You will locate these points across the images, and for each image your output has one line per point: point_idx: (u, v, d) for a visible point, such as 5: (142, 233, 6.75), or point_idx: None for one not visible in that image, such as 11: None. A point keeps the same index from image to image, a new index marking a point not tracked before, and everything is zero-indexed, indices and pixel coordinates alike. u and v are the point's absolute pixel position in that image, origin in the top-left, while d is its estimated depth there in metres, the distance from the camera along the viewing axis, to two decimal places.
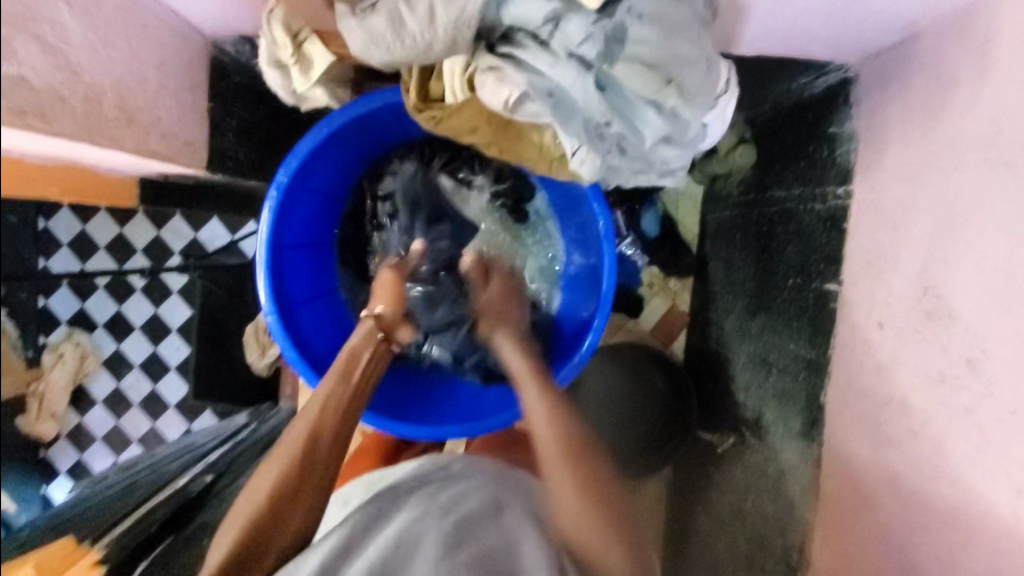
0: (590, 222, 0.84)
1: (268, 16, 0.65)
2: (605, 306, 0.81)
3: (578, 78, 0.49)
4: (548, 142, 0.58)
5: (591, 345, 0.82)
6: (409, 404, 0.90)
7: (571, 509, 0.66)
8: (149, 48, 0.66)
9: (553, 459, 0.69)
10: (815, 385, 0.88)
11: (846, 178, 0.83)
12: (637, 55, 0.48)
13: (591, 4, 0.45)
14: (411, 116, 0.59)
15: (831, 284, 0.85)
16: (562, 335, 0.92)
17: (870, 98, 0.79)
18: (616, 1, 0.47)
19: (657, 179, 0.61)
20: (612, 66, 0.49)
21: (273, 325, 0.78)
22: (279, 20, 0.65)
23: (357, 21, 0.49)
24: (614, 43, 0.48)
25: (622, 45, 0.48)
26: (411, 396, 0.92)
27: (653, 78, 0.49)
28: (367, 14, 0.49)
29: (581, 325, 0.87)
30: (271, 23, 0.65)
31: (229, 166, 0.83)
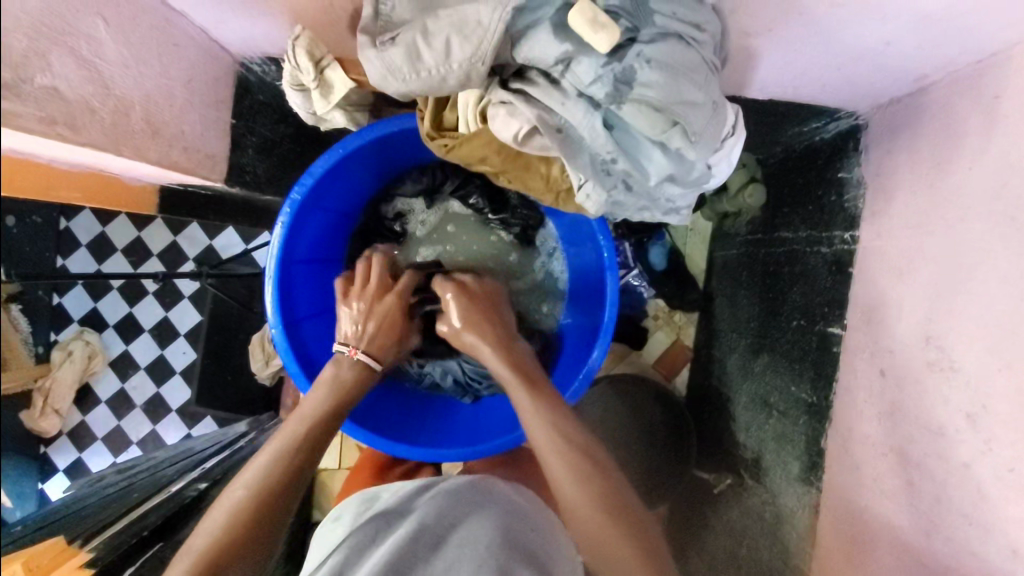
0: (596, 255, 0.84)
1: (293, 43, 0.66)
2: (605, 340, 0.81)
3: (586, 117, 0.51)
4: (555, 174, 0.58)
5: (588, 375, 0.82)
6: (405, 423, 0.90)
7: (591, 525, 0.65)
8: (179, 65, 0.68)
9: (574, 489, 0.66)
10: (815, 430, 0.87)
11: (853, 224, 0.83)
12: (645, 97, 0.49)
13: (602, 47, 0.47)
14: (425, 143, 0.62)
15: (835, 327, 0.85)
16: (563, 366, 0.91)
17: (879, 147, 0.80)
18: (626, 46, 0.49)
19: (662, 217, 0.62)
20: (620, 107, 0.50)
21: (277, 337, 0.79)
22: (302, 47, 0.66)
23: (376, 52, 0.52)
24: (623, 85, 0.49)
25: (631, 87, 0.49)
26: (407, 416, 0.92)
27: (659, 119, 0.49)
28: (386, 46, 0.51)
29: (580, 358, 0.86)
30: (296, 51, 0.66)
31: (246, 180, 0.86)
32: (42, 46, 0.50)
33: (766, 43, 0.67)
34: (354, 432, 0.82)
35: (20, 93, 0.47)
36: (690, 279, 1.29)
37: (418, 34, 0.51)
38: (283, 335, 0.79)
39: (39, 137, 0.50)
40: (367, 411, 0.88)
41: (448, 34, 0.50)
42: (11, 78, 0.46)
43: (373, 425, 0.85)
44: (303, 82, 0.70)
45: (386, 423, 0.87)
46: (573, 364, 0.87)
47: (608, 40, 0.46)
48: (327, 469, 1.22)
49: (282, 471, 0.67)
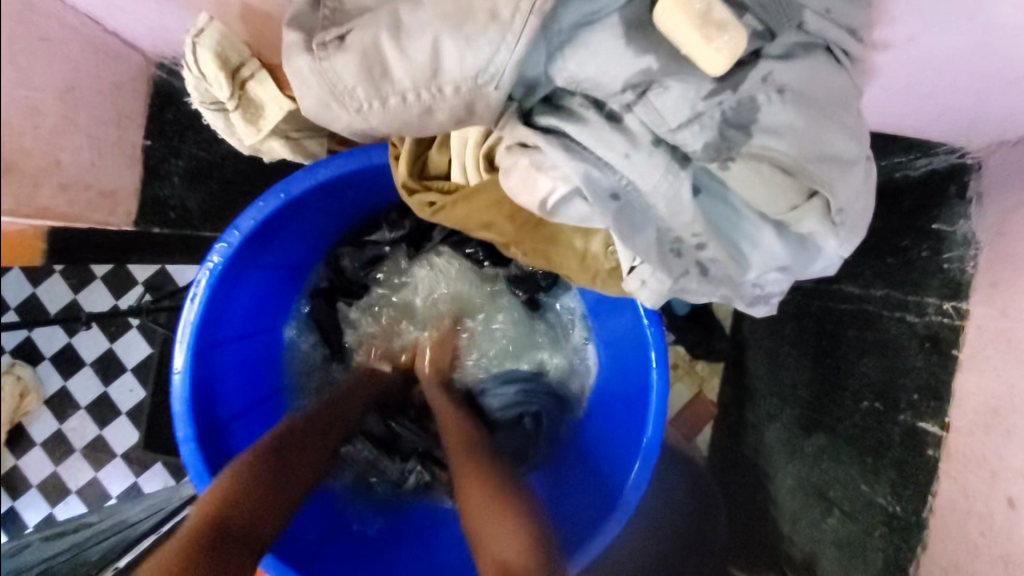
0: (639, 355, 0.66)
1: (195, 40, 0.49)
2: (642, 477, 0.65)
3: (667, 177, 0.36)
4: (596, 249, 0.44)
5: (637, 488, 0.64)
6: (371, 551, 0.73)
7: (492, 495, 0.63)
8: (49, 69, 0.48)
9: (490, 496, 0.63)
10: (898, 550, 0.69)
11: (955, 291, 0.65)
12: (768, 149, 0.36)
13: (718, 70, 0.34)
14: (401, 194, 0.47)
15: (929, 423, 0.66)
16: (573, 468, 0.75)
17: (997, 196, 0.61)
18: (749, 62, 0.36)
19: (743, 308, 0.43)
20: (727, 164, 0.36)
21: (187, 457, 0.62)
22: (208, 48, 0.49)
23: (311, 61, 0.37)
24: (734, 130, 0.36)
25: (748, 133, 0.36)
26: (372, 538, 0.75)
27: (788, 185, 0.36)
28: (330, 52, 0.37)
29: (603, 487, 0.69)
30: (200, 54, 0.49)
31: (168, 219, 0.65)
32: None
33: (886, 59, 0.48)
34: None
35: None
36: (717, 326, 1.11)
37: (384, 32, 0.36)
38: (197, 451, 0.62)
39: None
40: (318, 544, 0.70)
41: (437, 34, 0.35)
42: None
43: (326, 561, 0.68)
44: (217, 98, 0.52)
45: (347, 561, 0.70)
46: (599, 486, 0.70)
47: (729, 57, 0.34)
48: None
49: (284, 448, 0.67)
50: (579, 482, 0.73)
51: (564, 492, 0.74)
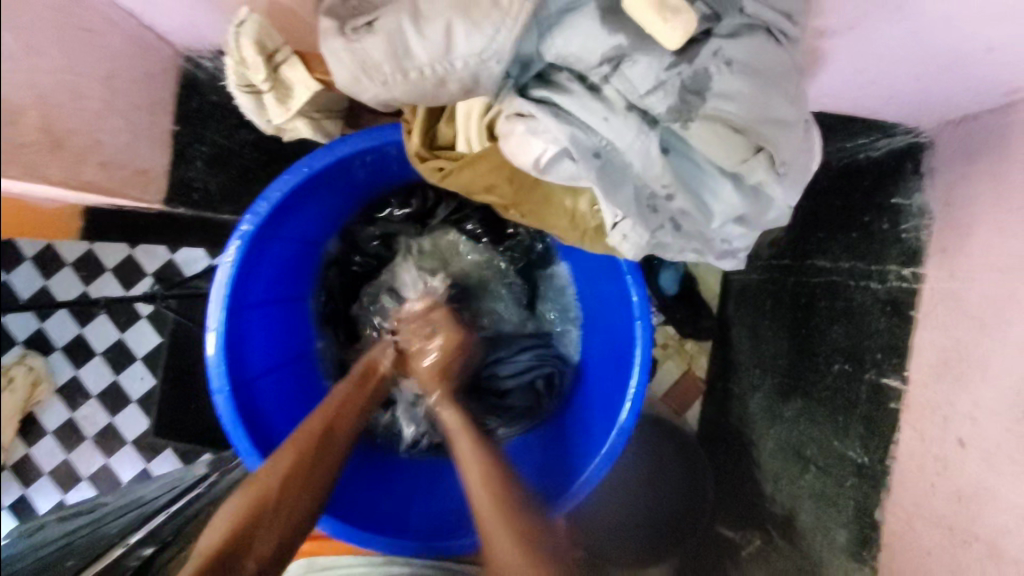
0: (622, 312, 0.71)
1: (237, 29, 0.53)
2: (625, 430, 0.69)
3: (639, 137, 0.42)
4: (583, 209, 0.50)
5: (622, 432, 0.69)
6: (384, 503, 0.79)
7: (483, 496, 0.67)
8: (91, 58, 0.54)
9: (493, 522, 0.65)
10: (867, 497, 0.75)
11: (913, 259, 0.71)
12: (722, 112, 0.41)
13: (673, 42, 0.39)
14: (413, 164, 0.52)
15: (891, 379, 0.73)
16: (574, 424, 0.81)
17: (948, 170, 0.68)
18: (702, 40, 0.41)
19: (714, 262, 0.50)
20: (687, 125, 0.42)
21: (221, 405, 0.66)
22: (249, 36, 0.54)
23: (345, 44, 0.43)
24: (693, 96, 0.41)
25: (703, 98, 0.41)
26: (385, 491, 0.80)
27: (739, 143, 0.42)
28: (362, 36, 0.43)
29: (592, 437, 0.75)
30: (241, 42, 0.54)
31: (194, 198, 0.70)
32: None
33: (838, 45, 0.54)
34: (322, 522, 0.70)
35: None
36: (703, 305, 1.17)
37: (406, 18, 0.42)
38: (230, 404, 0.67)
39: None
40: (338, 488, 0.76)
41: (449, 18, 0.41)
42: None
43: (346, 508, 0.74)
44: (252, 81, 0.57)
45: (363, 508, 0.76)
46: (591, 435, 0.75)
47: (682, 33, 0.39)
48: None
49: (296, 469, 0.67)
50: (576, 436, 0.78)
51: (562, 441, 0.80)
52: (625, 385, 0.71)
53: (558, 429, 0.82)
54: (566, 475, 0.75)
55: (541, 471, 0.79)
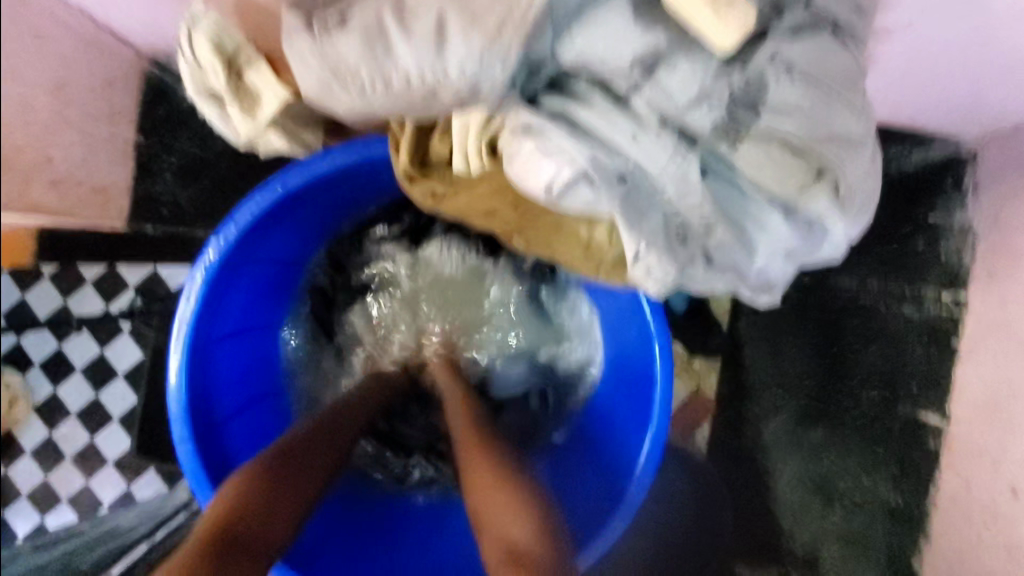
0: (643, 348, 0.65)
1: (191, 31, 0.48)
2: (644, 479, 0.64)
3: (674, 159, 0.37)
4: (600, 239, 0.43)
5: (642, 484, 0.64)
6: (370, 554, 0.71)
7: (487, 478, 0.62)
8: (36, 61, 0.47)
9: (490, 480, 0.61)
10: (906, 540, 0.69)
11: (955, 283, 0.65)
12: (778, 130, 0.36)
13: (729, 46, 0.34)
14: (400, 184, 0.46)
15: (932, 415, 0.67)
16: (578, 466, 0.73)
17: (993, 185, 0.62)
18: (757, 43, 0.36)
19: (746, 297, 0.43)
20: (734, 145, 0.37)
21: (184, 457, 0.60)
22: (206, 34, 0.48)
23: (312, 44, 0.36)
24: (741, 111, 0.36)
25: (757, 113, 0.36)
26: (373, 543, 0.72)
27: (799, 166, 0.36)
28: (332, 33, 0.36)
29: (604, 483, 0.68)
30: (196, 43, 0.48)
31: (161, 216, 0.64)
32: None
33: None
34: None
35: None
36: (715, 323, 1.11)
37: (389, 9, 0.36)
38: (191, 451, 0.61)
39: None
40: (317, 543, 0.68)
41: (441, 8, 0.35)
42: None
43: (326, 570, 0.66)
44: (213, 87, 0.51)
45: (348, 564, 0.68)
46: (602, 481, 0.69)
47: (737, 36, 0.34)
48: None
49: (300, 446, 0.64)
50: (578, 486, 0.71)
51: (564, 483, 0.73)
52: (645, 428, 0.65)
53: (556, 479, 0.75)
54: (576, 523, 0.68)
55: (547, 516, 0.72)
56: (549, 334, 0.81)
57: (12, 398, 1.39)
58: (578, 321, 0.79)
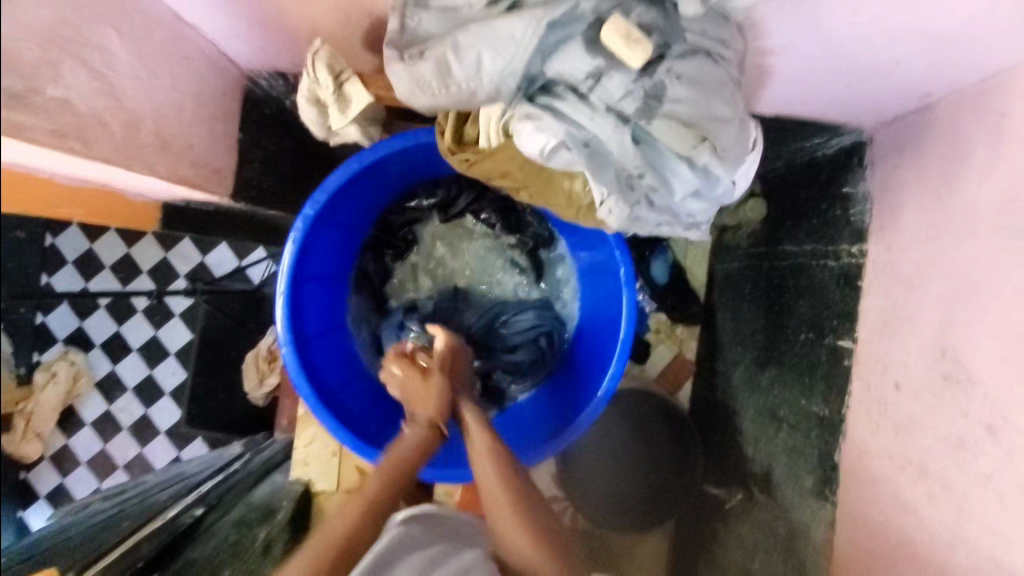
0: (614, 285, 0.83)
1: (314, 57, 0.67)
2: (604, 397, 0.82)
3: (615, 131, 0.55)
4: (578, 189, 0.62)
5: (604, 397, 0.82)
6: None
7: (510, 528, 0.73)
8: (188, 78, 0.67)
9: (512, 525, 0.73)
10: (829, 443, 0.87)
11: (861, 237, 0.84)
12: (675, 113, 0.55)
13: (637, 63, 0.52)
14: (445, 157, 0.66)
15: (845, 340, 0.85)
16: (569, 383, 0.93)
17: (883, 161, 0.81)
18: (657, 62, 0.54)
19: (683, 232, 0.65)
20: (650, 121, 0.55)
21: (287, 356, 0.79)
22: (323, 61, 0.67)
23: (405, 66, 0.56)
24: (653, 100, 0.55)
25: (660, 102, 0.55)
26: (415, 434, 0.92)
27: (689, 134, 0.55)
28: (415, 61, 0.56)
29: (582, 393, 0.88)
30: (317, 65, 0.67)
31: (251, 196, 0.83)
32: (55, 56, 0.48)
33: (781, 60, 0.69)
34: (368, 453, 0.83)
35: (31, 105, 0.46)
36: (691, 292, 1.29)
37: (448, 49, 0.54)
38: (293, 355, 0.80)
39: (48, 149, 0.49)
40: (378, 433, 0.89)
41: (479, 49, 0.54)
42: (20, 89, 0.45)
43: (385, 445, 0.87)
44: (321, 96, 0.71)
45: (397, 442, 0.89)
46: (581, 394, 0.88)
47: (642, 56, 0.52)
48: (325, 492, 1.31)
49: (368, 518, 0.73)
50: (560, 408, 0.91)
51: (560, 395, 0.94)
52: (614, 346, 0.83)
53: (555, 389, 0.96)
54: (562, 424, 0.88)
55: (546, 420, 0.93)
56: (549, 278, 1.01)
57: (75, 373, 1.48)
58: (569, 269, 0.99)
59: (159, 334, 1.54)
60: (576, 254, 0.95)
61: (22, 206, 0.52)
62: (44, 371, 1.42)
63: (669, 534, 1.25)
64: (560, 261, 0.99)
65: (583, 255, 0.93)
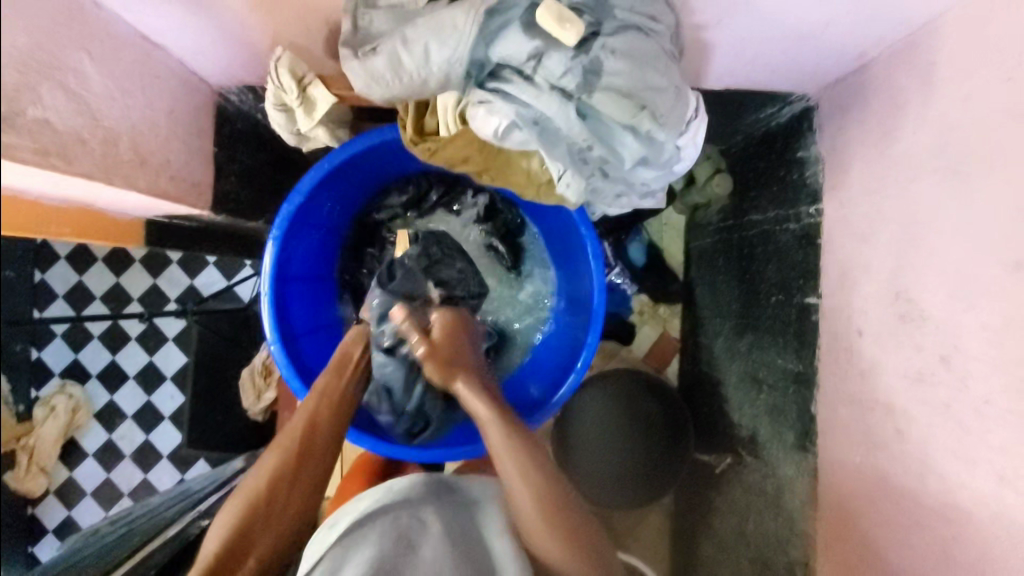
0: (584, 259, 0.88)
1: (277, 64, 0.70)
2: (585, 366, 0.87)
3: (561, 107, 0.59)
4: (535, 168, 0.67)
5: (584, 367, 0.87)
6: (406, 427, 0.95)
7: (533, 515, 0.72)
8: (161, 96, 0.71)
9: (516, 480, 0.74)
10: (805, 398, 0.91)
11: (817, 198, 0.88)
12: (613, 85, 0.58)
13: (570, 41, 0.55)
14: (409, 148, 0.69)
15: (812, 298, 0.89)
16: (551, 357, 0.98)
17: (830, 124, 0.86)
18: (592, 39, 0.58)
19: (638, 199, 0.71)
20: (591, 95, 0.59)
21: (277, 354, 0.82)
22: (285, 67, 0.71)
23: (360, 63, 0.59)
24: (592, 75, 0.59)
25: (599, 76, 0.59)
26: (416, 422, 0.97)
27: (628, 104, 0.59)
28: (369, 57, 0.59)
29: (563, 364, 0.93)
30: (280, 71, 0.71)
31: (231, 208, 0.86)
32: (33, 79, 0.51)
33: (720, 34, 0.73)
34: (360, 441, 0.87)
35: (13, 126, 0.49)
36: (669, 271, 1.33)
37: (398, 45, 0.58)
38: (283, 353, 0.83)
39: (32, 166, 0.52)
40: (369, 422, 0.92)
41: (426, 42, 0.57)
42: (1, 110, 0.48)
43: (376, 431, 0.91)
44: (286, 100, 0.74)
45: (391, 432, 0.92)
46: (563, 365, 0.93)
47: (575, 35, 0.55)
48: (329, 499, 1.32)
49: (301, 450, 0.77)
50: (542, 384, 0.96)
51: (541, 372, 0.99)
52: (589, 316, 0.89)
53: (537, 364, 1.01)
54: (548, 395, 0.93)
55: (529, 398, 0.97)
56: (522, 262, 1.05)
57: (73, 404, 1.44)
58: (541, 250, 1.04)
59: (155, 359, 1.54)
60: (547, 234, 1.00)
61: (14, 227, 0.56)
62: (43, 406, 1.36)
63: (669, 505, 1.29)
64: (532, 244, 1.04)
65: (553, 236, 0.97)
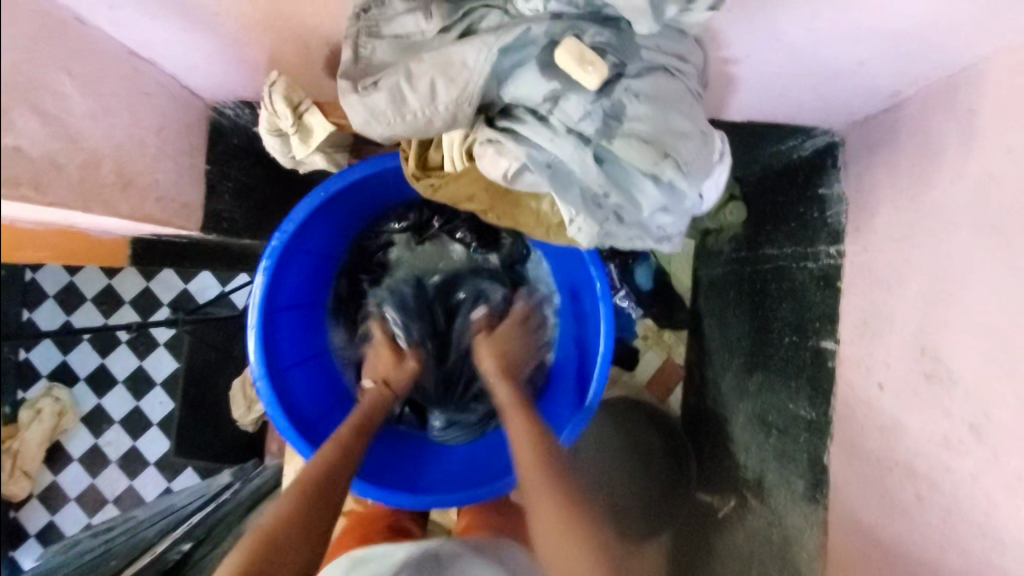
0: (591, 297, 0.84)
1: (270, 90, 0.67)
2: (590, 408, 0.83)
3: (576, 152, 0.55)
4: (545, 209, 0.63)
5: (590, 409, 0.83)
6: (400, 466, 0.90)
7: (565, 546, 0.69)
8: (149, 113, 0.66)
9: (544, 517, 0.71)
10: (817, 447, 0.87)
11: (838, 238, 0.84)
12: (635, 132, 0.55)
13: (592, 85, 0.51)
14: (410, 183, 0.65)
15: (828, 342, 0.85)
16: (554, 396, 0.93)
17: (856, 162, 0.82)
18: (615, 81, 0.55)
19: (655, 245, 0.65)
20: (611, 141, 0.55)
21: (261, 390, 0.78)
22: (279, 94, 0.68)
23: (359, 97, 0.55)
24: (612, 120, 0.55)
25: (621, 122, 0.55)
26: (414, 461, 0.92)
27: (651, 151, 0.55)
28: (369, 91, 0.55)
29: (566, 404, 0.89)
30: (274, 97, 0.68)
31: (223, 227, 0.82)
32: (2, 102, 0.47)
33: (746, 68, 0.69)
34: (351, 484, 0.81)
35: None
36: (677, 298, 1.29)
37: (401, 77, 0.54)
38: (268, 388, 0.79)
39: None
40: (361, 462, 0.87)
41: (433, 76, 0.53)
42: None
43: (373, 475, 0.85)
44: (281, 126, 0.71)
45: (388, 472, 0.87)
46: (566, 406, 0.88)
47: (597, 79, 0.51)
48: None
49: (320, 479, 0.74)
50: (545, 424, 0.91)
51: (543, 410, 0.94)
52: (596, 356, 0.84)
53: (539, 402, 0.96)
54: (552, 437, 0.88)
55: None
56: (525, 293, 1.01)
57: (60, 408, 1.43)
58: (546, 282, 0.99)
59: (145, 363, 1.47)
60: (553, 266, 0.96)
61: None
62: (29, 409, 1.38)
63: None
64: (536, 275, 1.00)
65: (559, 268, 0.93)
